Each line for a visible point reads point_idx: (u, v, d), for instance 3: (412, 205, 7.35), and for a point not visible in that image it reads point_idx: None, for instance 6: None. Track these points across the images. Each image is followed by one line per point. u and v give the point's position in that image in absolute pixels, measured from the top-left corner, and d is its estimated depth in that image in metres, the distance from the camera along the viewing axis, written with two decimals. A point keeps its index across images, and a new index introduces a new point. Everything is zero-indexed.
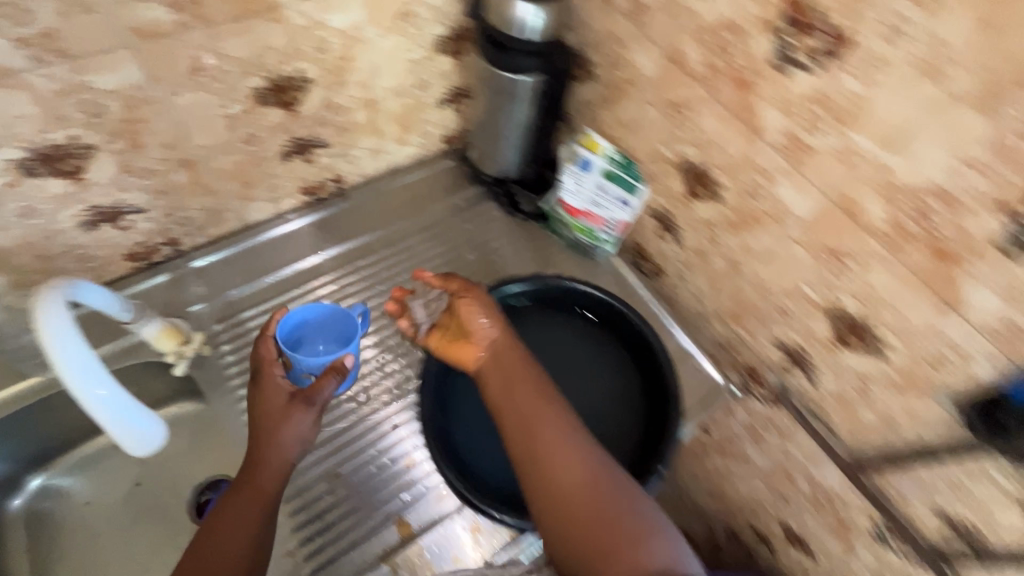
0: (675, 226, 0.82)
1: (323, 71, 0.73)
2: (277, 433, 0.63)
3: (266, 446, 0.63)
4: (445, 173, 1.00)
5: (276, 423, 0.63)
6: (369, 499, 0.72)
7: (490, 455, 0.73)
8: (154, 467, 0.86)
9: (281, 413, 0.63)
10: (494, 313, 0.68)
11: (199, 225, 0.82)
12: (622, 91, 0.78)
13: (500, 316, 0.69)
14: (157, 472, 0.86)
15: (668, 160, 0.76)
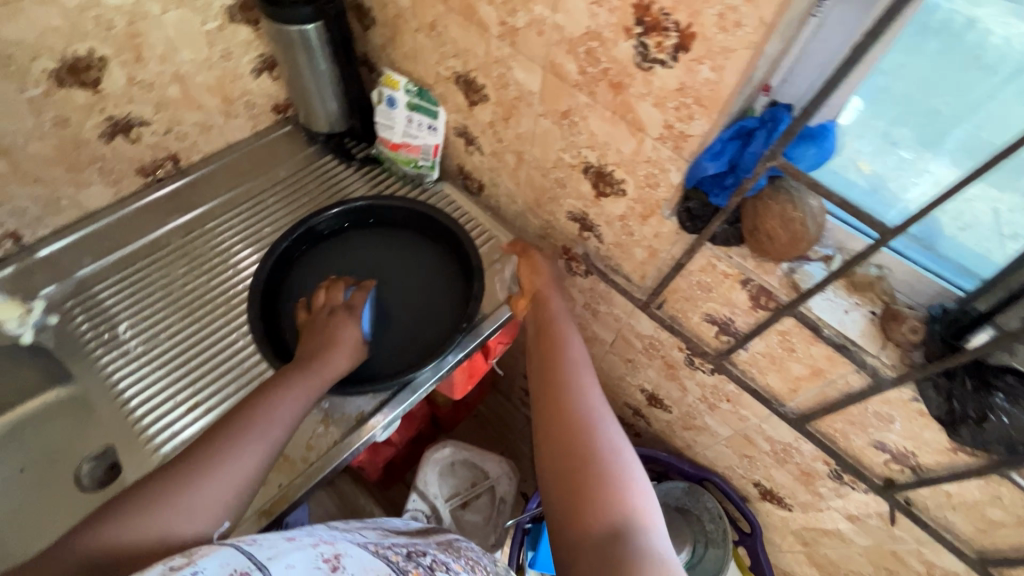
0: (474, 137, 0.93)
1: (116, 48, 0.81)
2: (335, 341, 0.75)
3: (308, 368, 0.72)
4: (282, 139, 1.09)
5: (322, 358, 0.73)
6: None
7: None
8: (37, 454, 0.91)
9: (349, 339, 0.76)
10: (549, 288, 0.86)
11: (36, 215, 0.88)
12: (397, 26, 0.88)
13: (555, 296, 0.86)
14: (42, 458, 0.91)
15: (447, 77, 0.88)
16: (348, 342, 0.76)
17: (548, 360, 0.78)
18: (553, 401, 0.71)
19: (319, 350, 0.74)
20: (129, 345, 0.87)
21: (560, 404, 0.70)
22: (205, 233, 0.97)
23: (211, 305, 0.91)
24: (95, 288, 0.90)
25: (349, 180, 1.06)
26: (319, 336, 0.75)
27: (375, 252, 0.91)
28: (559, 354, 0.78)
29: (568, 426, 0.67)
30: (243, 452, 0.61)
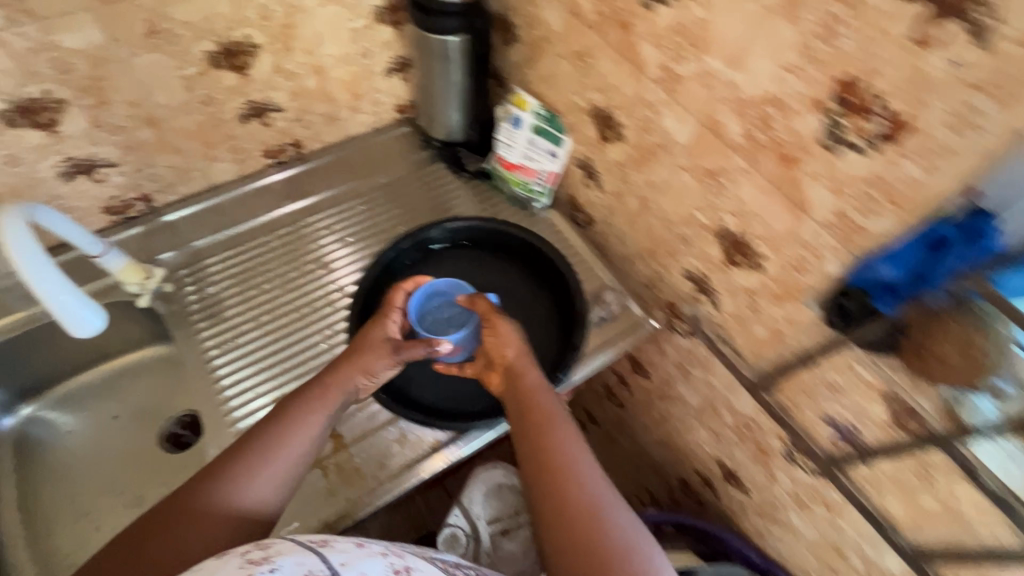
0: (596, 172, 0.89)
1: (270, 37, 0.83)
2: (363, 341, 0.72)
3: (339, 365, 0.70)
4: (399, 139, 1.09)
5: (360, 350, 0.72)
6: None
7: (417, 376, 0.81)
8: (130, 402, 0.95)
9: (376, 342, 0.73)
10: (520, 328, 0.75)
11: (168, 183, 0.92)
12: (540, 48, 0.85)
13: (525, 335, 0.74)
14: (134, 406, 0.95)
15: (582, 108, 0.84)
16: (371, 362, 0.71)
17: (539, 439, 0.65)
18: (554, 494, 0.60)
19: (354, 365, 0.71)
20: (227, 321, 0.89)
21: (563, 498, 0.59)
22: (314, 224, 0.99)
23: (309, 296, 0.92)
24: (208, 262, 0.93)
25: (457, 192, 1.04)
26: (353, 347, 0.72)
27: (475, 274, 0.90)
28: (551, 429, 0.65)
29: (569, 494, 0.59)
30: (256, 477, 0.58)
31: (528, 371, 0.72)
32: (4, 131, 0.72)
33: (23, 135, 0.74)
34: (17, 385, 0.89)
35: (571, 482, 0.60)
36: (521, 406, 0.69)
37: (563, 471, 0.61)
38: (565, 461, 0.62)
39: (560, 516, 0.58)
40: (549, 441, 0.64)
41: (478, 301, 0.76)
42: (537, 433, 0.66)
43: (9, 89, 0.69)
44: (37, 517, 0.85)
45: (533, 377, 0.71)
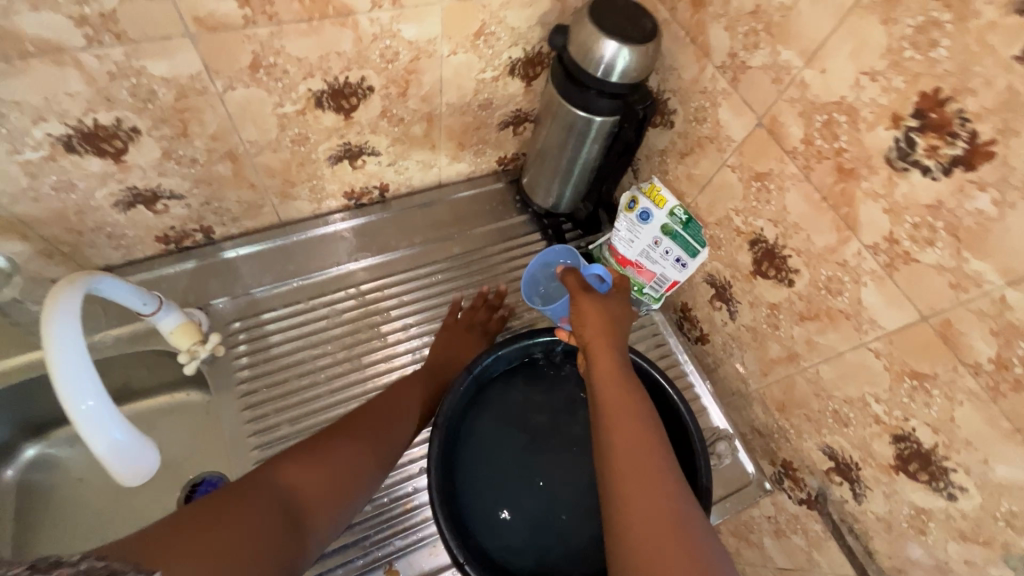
0: (732, 299, 0.76)
1: (387, 80, 0.69)
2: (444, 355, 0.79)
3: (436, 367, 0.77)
4: (495, 196, 0.95)
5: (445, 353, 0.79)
6: (362, 539, 0.67)
7: (502, 532, 0.65)
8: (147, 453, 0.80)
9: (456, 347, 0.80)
10: (605, 311, 0.70)
11: (235, 217, 0.79)
12: (701, 147, 0.72)
13: (609, 319, 0.69)
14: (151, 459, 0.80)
15: (739, 229, 0.70)
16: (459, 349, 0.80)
17: (613, 427, 0.57)
18: (626, 484, 0.51)
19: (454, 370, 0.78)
20: (277, 395, 0.77)
21: (634, 493, 0.51)
22: (388, 291, 0.85)
23: (372, 379, 0.79)
24: (265, 317, 0.80)
25: None
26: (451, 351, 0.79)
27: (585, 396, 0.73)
28: (628, 417, 0.58)
29: (632, 475, 0.52)
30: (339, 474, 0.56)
31: (609, 352, 0.65)
32: (60, 157, 0.59)
33: (82, 163, 0.61)
34: (23, 421, 0.75)
35: (640, 476, 0.52)
36: (598, 391, 0.62)
37: (630, 465, 0.53)
38: (643, 453, 0.54)
39: (634, 510, 0.49)
40: (625, 427, 0.57)
41: (570, 276, 0.74)
42: (614, 417, 0.58)
43: (76, 114, 0.56)
44: None
45: (614, 360, 0.65)
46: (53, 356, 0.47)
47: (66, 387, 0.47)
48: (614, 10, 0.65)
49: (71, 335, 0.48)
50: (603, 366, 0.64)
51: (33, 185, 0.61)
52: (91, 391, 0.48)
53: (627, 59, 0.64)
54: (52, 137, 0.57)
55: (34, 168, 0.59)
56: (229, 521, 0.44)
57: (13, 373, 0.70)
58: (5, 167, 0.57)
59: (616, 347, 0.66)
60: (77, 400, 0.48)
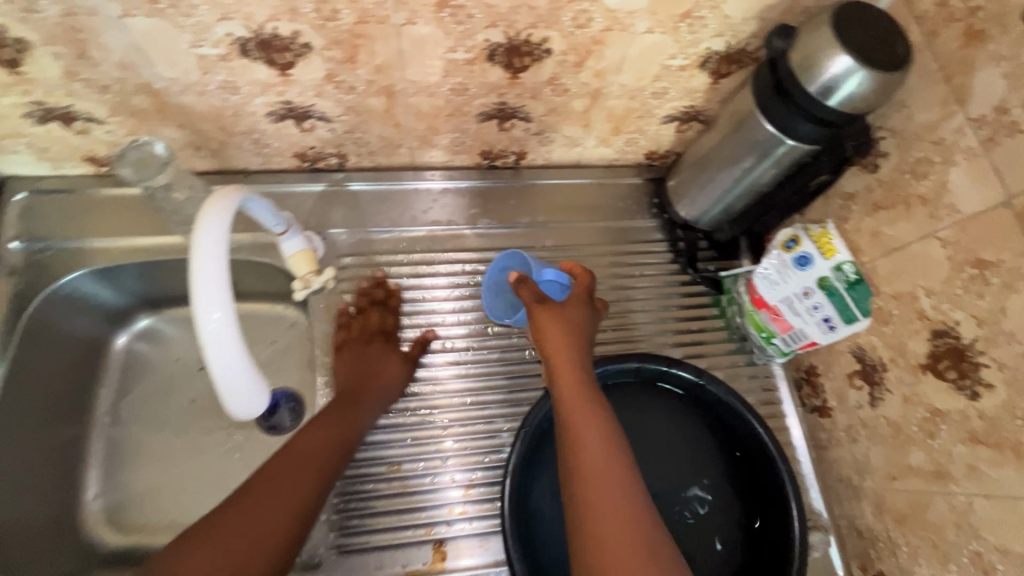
0: (880, 383, 0.66)
1: (569, 47, 0.62)
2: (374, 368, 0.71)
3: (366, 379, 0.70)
4: (632, 191, 0.87)
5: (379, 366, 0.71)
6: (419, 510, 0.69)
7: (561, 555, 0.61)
8: None
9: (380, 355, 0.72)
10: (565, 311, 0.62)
11: (371, 150, 0.77)
12: (907, 206, 0.60)
13: (574, 320, 0.62)
14: None
15: (922, 312, 0.59)
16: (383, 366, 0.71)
17: (580, 462, 0.52)
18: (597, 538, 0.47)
19: (370, 393, 0.69)
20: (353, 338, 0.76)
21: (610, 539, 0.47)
22: (449, 271, 0.80)
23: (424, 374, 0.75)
24: (376, 259, 0.79)
25: (663, 299, 0.82)
26: (361, 372, 0.71)
27: (675, 442, 0.68)
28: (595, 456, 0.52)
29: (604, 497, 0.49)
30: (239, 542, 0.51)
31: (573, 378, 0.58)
32: (233, 59, 0.58)
33: (251, 69, 0.59)
34: (142, 293, 0.80)
35: (609, 499, 0.49)
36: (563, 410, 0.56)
37: (598, 491, 0.50)
38: (611, 487, 0.50)
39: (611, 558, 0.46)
40: (595, 462, 0.51)
41: (526, 287, 0.61)
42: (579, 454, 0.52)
43: (258, 19, 0.54)
44: (121, 455, 0.77)
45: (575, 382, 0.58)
46: (198, 265, 0.47)
47: (198, 295, 0.46)
48: (862, 21, 0.54)
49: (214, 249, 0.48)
50: (568, 394, 0.57)
51: (202, 80, 0.61)
52: (221, 302, 0.47)
53: (860, 85, 0.53)
54: (232, 37, 0.55)
55: (207, 65, 0.59)
56: None
57: (146, 252, 0.74)
58: (182, 57, 0.57)
59: (582, 357, 0.60)
60: (207, 311, 0.46)
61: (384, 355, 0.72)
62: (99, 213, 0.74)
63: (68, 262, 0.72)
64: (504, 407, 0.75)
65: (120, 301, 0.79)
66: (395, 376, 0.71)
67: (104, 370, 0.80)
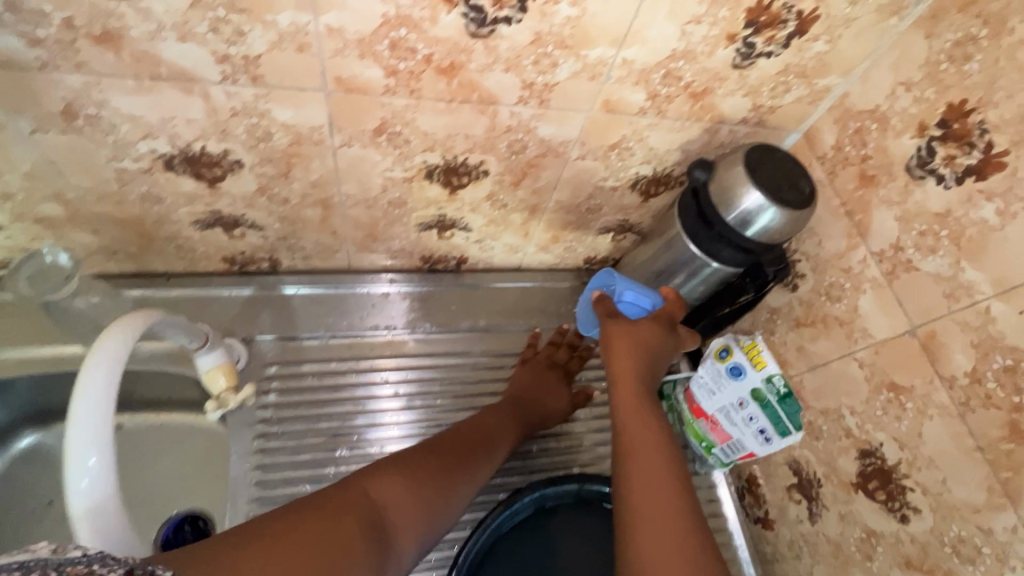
0: (817, 498, 0.66)
1: (505, 169, 0.64)
2: (538, 391, 0.75)
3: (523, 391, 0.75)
4: (572, 294, 0.88)
5: (543, 391, 0.76)
6: None
7: None
8: (131, 475, 0.73)
9: (546, 384, 0.77)
10: (646, 323, 0.63)
11: (306, 255, 0.75)
12: (825, 326, 0.63)
13: (654, 332, 0.63)
14: (133, 482, 0.73)
15: (849, 430, 0.61)
16: (543, 390, 0.76)
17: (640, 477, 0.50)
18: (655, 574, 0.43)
19: (536, 413, 0.74)
20: (276, 425, 0.71)
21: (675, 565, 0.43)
22: (378, 379, 0.76)
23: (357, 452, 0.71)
24: (305, 367, 0.74)
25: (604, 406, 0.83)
26: (535, 392, 0.75)
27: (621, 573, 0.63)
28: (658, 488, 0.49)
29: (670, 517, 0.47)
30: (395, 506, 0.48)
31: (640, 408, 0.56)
32: (156, 172, 0.56)
33: (177, 181, 0.57)
34: (29, 407, 0.70)
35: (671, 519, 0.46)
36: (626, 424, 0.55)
37: (660, 511, 0.47)
38: (672, 507, 0.47)
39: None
40: (656, 481, 0.49)
41: (605, 301, 0.65)
42: (639, 481, 0.50)
43: (185, 138, 0.52)
44: None
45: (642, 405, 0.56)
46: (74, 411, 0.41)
47: (70, 443, 0.39)
48: (770, 162, 0.59)
49: (100, 396, 0.42)
50: (634, 424, 0.54)
51: (121, 191, 0.58)
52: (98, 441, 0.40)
53: (773, 218, 0.57)
54: (156, 153, 0.53)
55: (127, 177, 0.56)
56: (291, 544, 0.38)
57: (38, 363, 0.66)
58: (99, 169, 0.54)
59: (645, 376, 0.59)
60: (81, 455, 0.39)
61: (556, 383, 0.77)
62: None
63: None
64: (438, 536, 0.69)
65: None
66: (555, 409, 0.76)
67: None
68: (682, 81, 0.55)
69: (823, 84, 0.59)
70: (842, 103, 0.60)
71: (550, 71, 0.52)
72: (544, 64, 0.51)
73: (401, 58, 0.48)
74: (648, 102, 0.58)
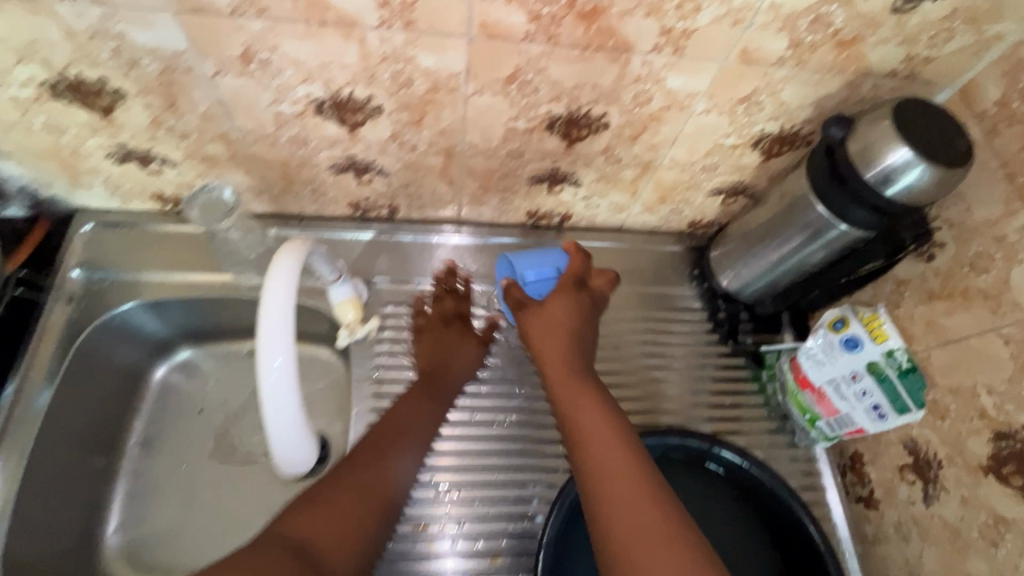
0: (934, 478, 0.63)
1: (626, 122, 0.64)
2: (451, 355, 0.74)
3: (435, 359, 0.74)
4: (671, 259, 0.87)
5: (451, 353, 0.74)
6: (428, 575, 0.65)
7: None
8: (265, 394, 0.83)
9: (457, 342, 0.75)
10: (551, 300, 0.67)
11: (421, 204, 0.79)
12: (964, 298, 0.59)
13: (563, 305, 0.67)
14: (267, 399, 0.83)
15: (981, 411, 0.58)
16: (454, 351, 0.74)
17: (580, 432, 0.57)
18: (625, 542, 0.48)
19: (448, 379, 0.73)
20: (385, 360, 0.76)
21: (619, 499, 0.51)
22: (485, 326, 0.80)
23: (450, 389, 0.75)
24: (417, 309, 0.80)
25: (705, 369, 0.81)
26: (440, 360, 0.73)
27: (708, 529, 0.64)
28: (614, 458, 0.54)
29: (607, 456, 0.54)
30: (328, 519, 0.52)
31: (575, 385, 0.62)
32: (308, 116, 0.61)
33: (323, 126, 0.63)
34: (188, 326, 0.81)
35: (611, 458, 0.54)
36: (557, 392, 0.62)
37: (604, 453, 0.55)
38: (610, 449, 0.55)
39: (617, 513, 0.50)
40: (591, 428, 0.57)
41: (514, 290, 0.68)
42: (582, 435, 0.57)
43: (338, 83, 0.57)
44: (145, 493, 0.76)
45: (578, 388, 0.61)
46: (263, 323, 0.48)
47: (262, 346, 0.48)
48: (922, 118, 0.55)
49: (282, 308, 0.49)
50: (566, 394, 0.61)
51: (275, 133, 0.64)
52: (282, 350, 0.48)
53: (920, 178, 0.54)
54: (310, 98, 0.59)
55: (283, 120, 0.62)
56: None
57: (197, 287, 0.76)
58: (261, 112, 0.60)
59: (568, 342, 0.65)
60: (269, 357, 0.48)
61: (461, 338, 0.76)
62: (158, 249, 0.77)
63: (126, 294, 0.74)
64: (534, 472, 0.72)
65: (164, 332, 0.80)
66: (467, 363, 0.75)
67: (139, 402, 0.80)
68: (830, 27, 0.53)
69: (994, 31, 0.54)
70: (1014, 53, 0.54)
71: (691, 16, 0.51)
72: (686, 9, 0.51)
73: (545, 3, 0.49)
74: (789, 52, 0.55)
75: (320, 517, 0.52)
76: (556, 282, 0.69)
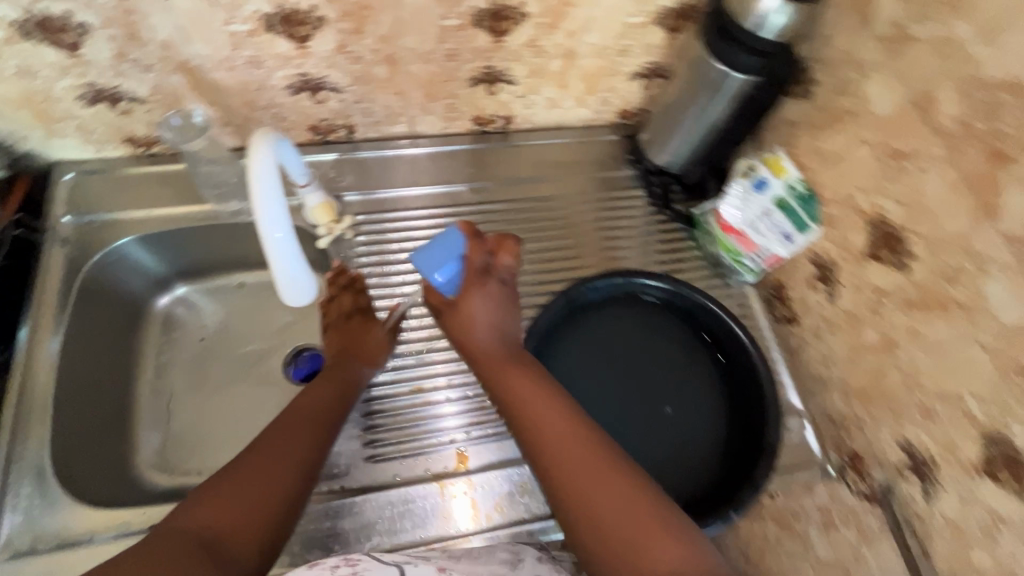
0: (833, 278, 0.76)
1: (543, 10, 0.74)
2: (357, 340, 0.75)
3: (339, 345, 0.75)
4: (608, 147, 0.98)
5: (358, 337, 0.75)
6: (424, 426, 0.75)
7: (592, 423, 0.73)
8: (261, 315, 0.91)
9: (359, 327, 0.76)
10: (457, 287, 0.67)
11: (376, 120, 0.87)
12: (838, 119, 0.71)
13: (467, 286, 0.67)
14: (264, 319, 0.91)
15: (859, 209, 0.70)
16: (358, 339, 0.75)
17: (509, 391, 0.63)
18: (561, 464, 0.55)
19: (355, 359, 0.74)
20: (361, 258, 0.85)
21: (553, 441, 0.57)
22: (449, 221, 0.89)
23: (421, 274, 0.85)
24: (385, 214, 0.88)
25: (646, 234, 0.93)
26: (345, 343, 0.75)
27: (653, 349, 0.80)
28: (539, 404, 0.60)
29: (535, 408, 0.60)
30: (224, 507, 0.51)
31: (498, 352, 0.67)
32: (260, 34, 0.69)
33: (275, 42, 0.70)
34: (180, 262, 0.89)
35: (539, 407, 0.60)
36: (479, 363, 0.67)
37: (534, 403, 0.61)
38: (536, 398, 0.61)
39: (554, 451, 0.56)
40: (518, 386, 0.62)
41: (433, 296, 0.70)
42: (510, 391, 0.63)
43: None
44: (166, 409, 0.84)
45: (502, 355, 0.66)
46: (258, 200, 0.57)
47: (263, 219, 0.58)
48: None
49: (272, 187, 0.57)
50: (487, 360, 0.66)
51: (232, 56, 0.71)
52: (281, 224, 0.59)
53: (782, 16, 0.65)
54: (259, 13, 0.66)
55: (237, 41, 0.69)
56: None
57: (180, 219, 0.83)
58: (216, 34, 0.68)
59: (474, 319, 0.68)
60: (270, 229, 0.59)
61: (366, 329, 0.76)
62: (140, 190, 0.83)
63: (116, 232, 0.81)
64: None
65: (159, 269, 0.88)
66: (376, 345, 0.75)
67: (146, 335, 0.87)
68: None
69: None
70: None
71: None
72: None
73: None
74: None
75: (226, 504, 0.51)
76: (460, 277, 0.66)
